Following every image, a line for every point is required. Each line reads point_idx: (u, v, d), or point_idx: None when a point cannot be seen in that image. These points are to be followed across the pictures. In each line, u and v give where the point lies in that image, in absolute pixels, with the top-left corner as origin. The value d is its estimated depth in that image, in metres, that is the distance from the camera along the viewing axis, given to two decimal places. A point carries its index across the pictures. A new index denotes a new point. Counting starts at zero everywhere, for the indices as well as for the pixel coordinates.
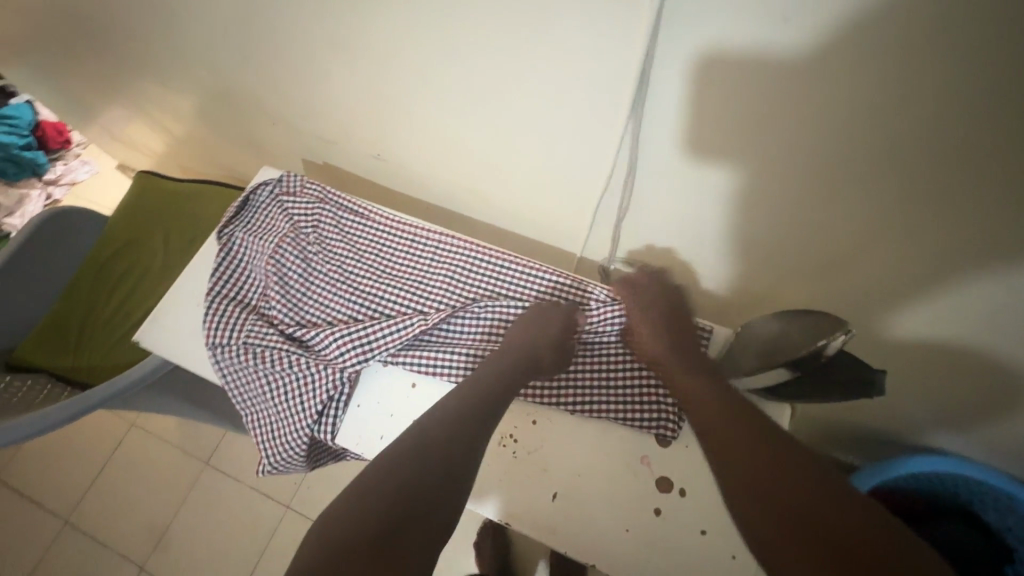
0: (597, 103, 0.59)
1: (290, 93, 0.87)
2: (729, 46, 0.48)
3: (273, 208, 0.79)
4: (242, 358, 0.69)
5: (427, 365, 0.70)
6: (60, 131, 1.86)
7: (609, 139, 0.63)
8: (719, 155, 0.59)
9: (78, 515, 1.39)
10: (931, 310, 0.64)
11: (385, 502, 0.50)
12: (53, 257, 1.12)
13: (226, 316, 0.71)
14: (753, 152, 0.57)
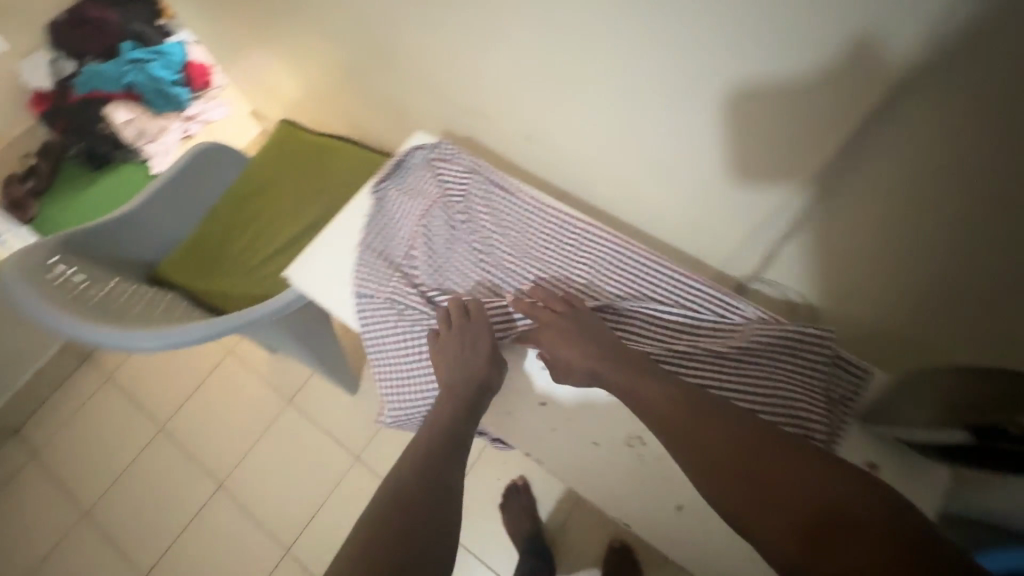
0: (796, 123, 0.58)
1: (452, 64, 0.89)
2: (996, 60, 0.44)
3: (425, 172, 0.81)
4: (383, 311, 0.74)
5: None
6: (204, 74, 2.00)
7: (796, 160, 0.62)
8: (932, 182, 0.55)
9: (172, 425, 1.51)
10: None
11: (404, 492, 0.60)
12: (200, 185, 1.20)
13: (374, 270, 0.75)
14: (975, 184, 0.53)
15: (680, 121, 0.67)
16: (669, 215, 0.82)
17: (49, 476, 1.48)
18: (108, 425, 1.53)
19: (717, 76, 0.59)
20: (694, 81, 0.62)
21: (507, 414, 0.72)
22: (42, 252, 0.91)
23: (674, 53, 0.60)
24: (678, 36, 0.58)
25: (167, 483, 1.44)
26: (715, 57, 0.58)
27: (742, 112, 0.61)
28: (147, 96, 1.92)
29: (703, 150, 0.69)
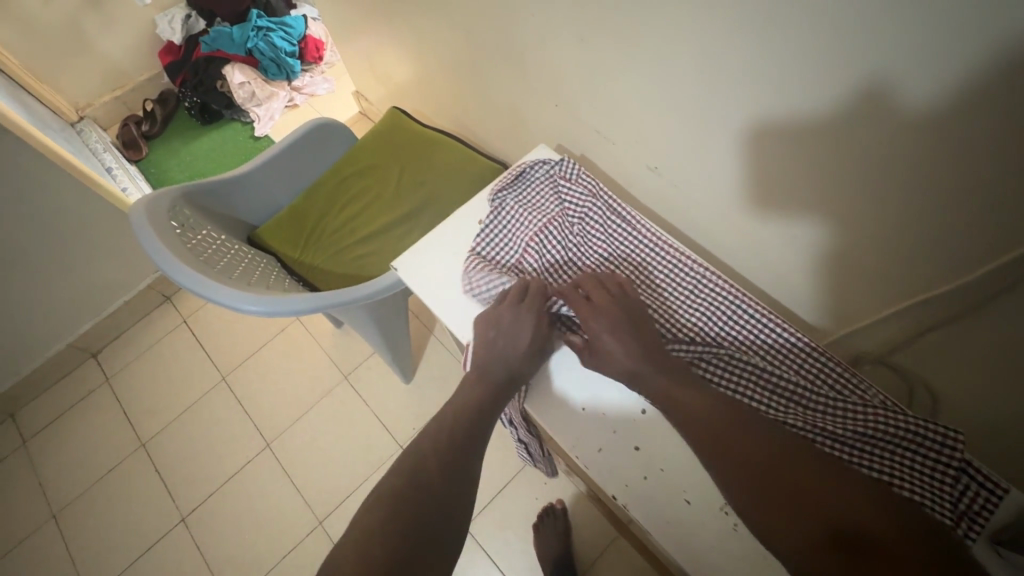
0: (981, 222, 0.53)
1: (578, 89, 0.89)
2: None
3: (545, 187, 0.81)
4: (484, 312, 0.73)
5: None
6: (318, 48, 2.10)
7: (966, 258, 0.56)
8: None
9: (232, 377, 1.57)
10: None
11: (436, 484, 0.62)
12: (308, 160, 1.25)
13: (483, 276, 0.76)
14: None
15: (835, 191, 0.63)
16: (791, 275, 0.78)
17: (117, 401, 1.57)
18: (176, 365, 1.61)
19: (897, 156, 0.55)
20: (867, 156, 0.57)
21: (596, 450, 0.65)
22: (167, 199, 0.95)
23: (853, 123, 0.56)
24: (858, 108, 0.55)
25: (220, 431, 1.50)
26: (900, 138, 0.53)
27: (915, 197, 0.56)
28: (263, 63, 2.01)
29: (853, 224, 0.64)
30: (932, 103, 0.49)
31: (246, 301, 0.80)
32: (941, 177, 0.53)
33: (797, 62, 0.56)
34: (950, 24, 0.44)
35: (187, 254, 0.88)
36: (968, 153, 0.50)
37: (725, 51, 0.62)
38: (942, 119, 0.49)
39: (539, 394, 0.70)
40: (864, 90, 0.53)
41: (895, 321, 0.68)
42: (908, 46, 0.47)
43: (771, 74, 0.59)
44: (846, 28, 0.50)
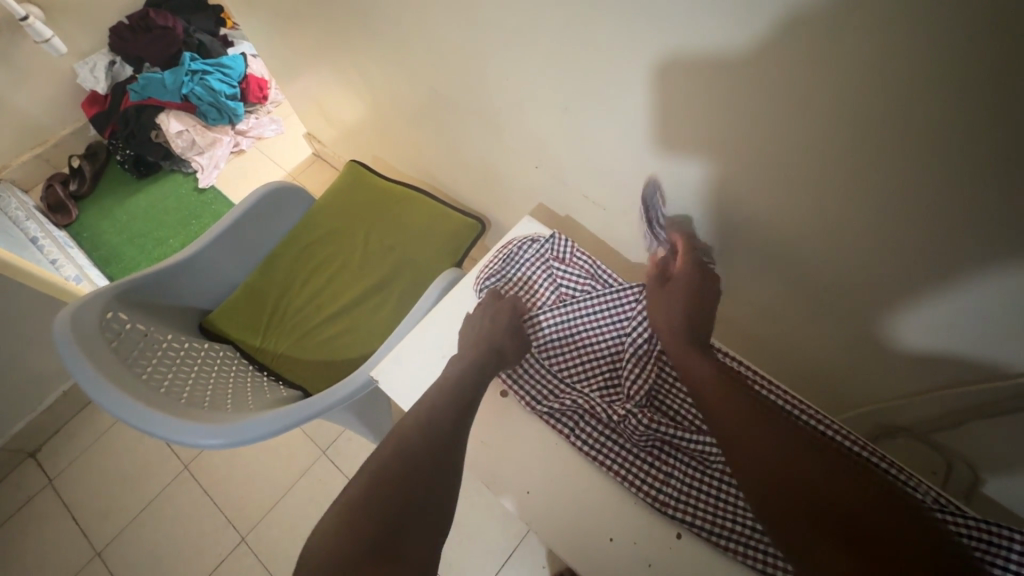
0: None
1: (558, 152, 0.82)
2: None
3: (538, 270, 0.73)
4: (533, 397, 0.66)
5: (697, 490, 0.58)
6: (262, 89, 1.96)
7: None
8: None
9: (196, 464, 1.43)
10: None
11: None
12: (263, 230, 1.13)
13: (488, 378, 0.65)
14: None
15: (875, 271, 0.58)
16: (815, 344, 0.74)
17: (64, 505, 1.39)
18: (132, 457, 1.45)
19: (958, 246, 0.50)
20: (917, 243, 0.52)
21: None
22: (98, 304, 0.81)
23: (904, 213, 0.51)
24: (882, 196, 0.51)
25: (188, 528, 1.35)
26: (936, 227, 0.50)
27: (961, 283, 0.53)
28: (202, 108, 1.84)
29: (894, 300, 0.60)
30: (1006, 202, 0.44)
31: (204, 436, 0.69)
32: (981, 262, 0.49)
33: (838, 149, 0.50)
34: (987, 127, 0.40)
35: (127, 376, 0.75)
36: (1009, 244, 0.46)
37: (749, 134, 0.55)
38: (1010, 217, 0.44)
39: (560, 521, 0.61)
40: (918, 183, 0.48)
41: (936, 403, 0.65)
42: (983, 145, 0.42)
43: (804, 159, 0.53)
44: (901, 122, 0.44)
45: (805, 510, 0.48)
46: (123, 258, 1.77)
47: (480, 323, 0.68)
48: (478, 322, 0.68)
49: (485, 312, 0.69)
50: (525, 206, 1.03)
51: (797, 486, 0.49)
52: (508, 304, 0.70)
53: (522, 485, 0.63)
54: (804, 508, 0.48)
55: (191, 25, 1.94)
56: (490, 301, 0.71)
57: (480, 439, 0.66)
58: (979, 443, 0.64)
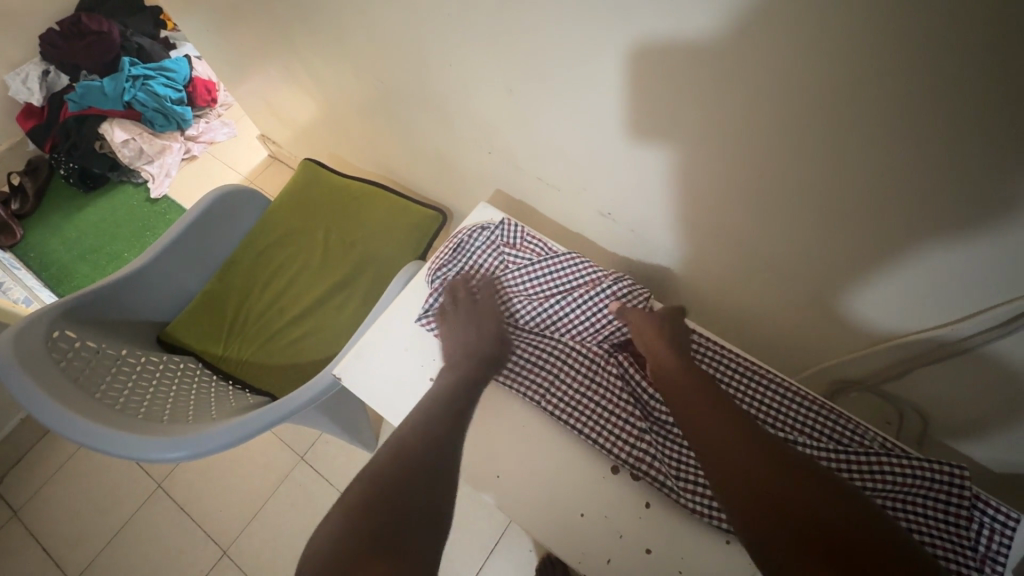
0: (974, 259, 0.51)
1: (510, 137, 0.82)
2: None
3: (490, 258, 0.73)
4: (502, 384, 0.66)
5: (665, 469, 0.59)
6: (209, 91, 1.89)
7: (981, 291, 0.53)
8: None
9: (170, 481, 1.38)
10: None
11: None
12: (217, 235, 1.10)
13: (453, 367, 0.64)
14: None
15: (818, 235, 0.60)
16: (770, 310, 0.76)
17: (33, 536, 1.34)
18: (100, 479, 1.40)
19: (898, 203, 0.51)
20: (860, 203, 0.53)
21: (603, 562, 0.57)
22: (43, 324, 0.77)
23: (848, 175, 0.51)
24: (819, 160, 0.52)
25: (167, 547, 1.31)
26: (871, 186, 0.51)
27: (897, 240, 0.54)
28: (147, 115, 1.77)
29: (837, 260, 0.61)
30: (942, 158, 0.45)
31: (165, 449, 0.67)
32: (914, 218, 0.51)
33: (782, 115, 0.50)
34: (908, 86, 0.41)
35: (81, 398, 0.72)
36: (938, 199, 0.48)
37: (697, 105, 0.55)
38: (935, 173, 0.46)
39: (532, 504, 0.61)
40: (851, 144, 0.48)
41: (886, 355, 0.67)
42: (921, 102, 0.42)
43: (752, 126, 0.53)
44: (842, 84, 0.45)
45: (760, 504, 0.47)
46: (75, 277, 1.70)
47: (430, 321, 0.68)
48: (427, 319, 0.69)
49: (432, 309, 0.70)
50: (483, 193, 1.02)
51: (755, 480, 0.49)
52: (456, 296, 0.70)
53: (492, 471, 0.63)
54: (760, 500, 0.47)
55: (128, 29, 1.86)
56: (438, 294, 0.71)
57: None
58: (927, 391, 0.67)
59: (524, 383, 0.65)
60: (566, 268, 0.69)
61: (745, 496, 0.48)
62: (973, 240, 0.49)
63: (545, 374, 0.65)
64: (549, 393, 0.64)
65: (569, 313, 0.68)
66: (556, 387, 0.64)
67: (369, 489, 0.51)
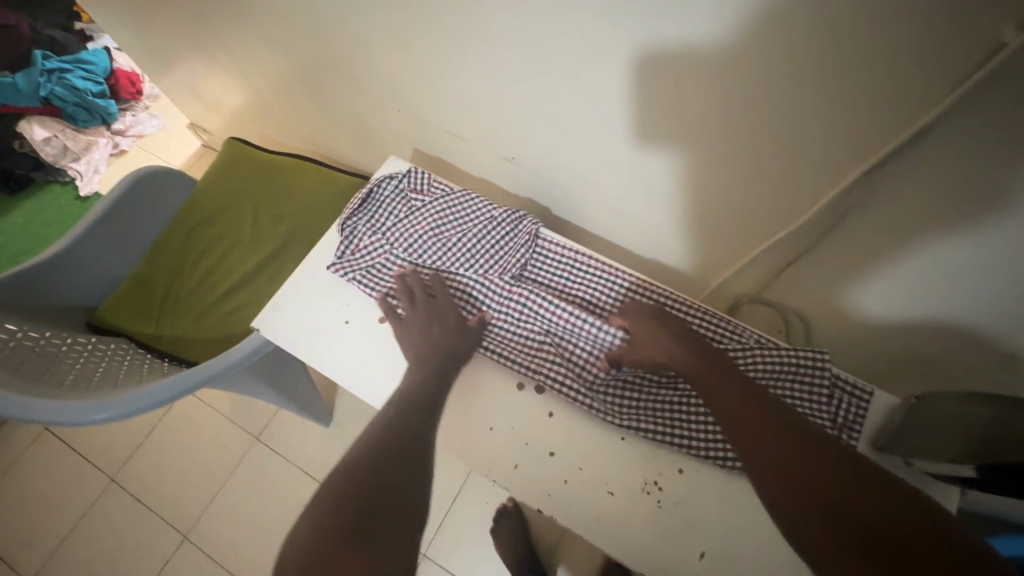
0: (807, 156, 0.56)
1: (415, 90, 0.84)
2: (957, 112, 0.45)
3: (400, 204, 0.76)
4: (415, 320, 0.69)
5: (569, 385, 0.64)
6: (132, 82, 1.84)
7: (818, 189, 0.58)
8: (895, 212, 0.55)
9: (123, 476, 1.37)
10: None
11: None
12: (140, 217, 1.08)
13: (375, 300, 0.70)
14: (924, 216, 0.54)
15: (685, 152, 0.65)
16: (665, 239, 0.81)
17: None
18: (47, 479, 1.37)
19: (731, 107, 0.56)
20: (711, 113, 0.58)
21: (512, 468, 0.62)
22: None
23: (694, 84, 0.56)
24: (669, 71, 0.56)
25: (125, 539, 1.31)
26: (715, 92, 0.55)
27: (746, 146, 0.59)
28: (68, 110, 1.71)
29: (707, 176, 0.66)
30: (758, 53, 0.50)
31: (90, 411, 0.69)
32: (756, 121, 0.56)
33: (627, 30, 0.55)
34: None
35: (1, 376, 0.72)
36: (767, 96, 0.53)
37: (557, 27, 0.59)
38: (760, 68, 0.51)
39: (445, 426, 0.65)
40: (691, 50, 0.53)
41: (763, 266, 0.73)
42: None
43: (609, 44, 0.58)
44: None
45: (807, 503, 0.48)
46: None
47: (426, 329, 0.65)
48: (420, 329, 0.65)
49: (424, 317, 0.66)
50: (403, 155, 1.04)
51: (804, 484, 0.48)
52: (438, 296, 0.69)
53: None
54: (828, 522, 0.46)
55: (38, 21, 1.78)
56: (418, 295, 0.68)
57: (366, 365, 0.68)
58: (797, 296, 0.74)
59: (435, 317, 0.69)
60: (471, 209, 0.74)
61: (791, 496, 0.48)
62: (803, 137, 0.54)
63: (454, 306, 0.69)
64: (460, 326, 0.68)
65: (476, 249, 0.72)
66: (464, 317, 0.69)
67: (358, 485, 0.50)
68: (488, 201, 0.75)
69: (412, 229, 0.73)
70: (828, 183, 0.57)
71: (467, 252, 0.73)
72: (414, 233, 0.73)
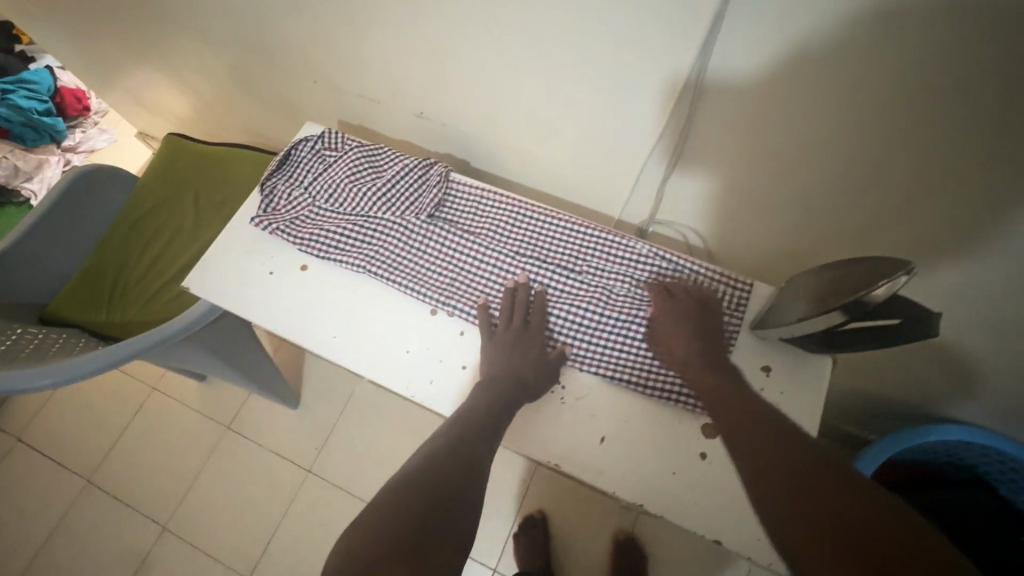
0: (655, 64, 0.62)
1: (326, 58, 0.90)
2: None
3: (316, 162, 0.79)
4: (336, 263, 0.74)
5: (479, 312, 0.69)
6: (78, 99, 1.87)
7: (670, 94, 0.65)
8: (736, 100, 0.62)
9: (98, 477, 1.40)
10: (987, 275, 0.66)
11: None
12: (84, 214, 1.12)
13: (305, 243, 0.74)
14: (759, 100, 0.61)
15: (559, 78, 0.71)
16: (569, 174, 0.87)
17: None
18: (22, 487, 1.39)
19: (578, 21, 0.62)
20: (567, 34, 0.64)
21: (428, 384, 0.67)
22: None
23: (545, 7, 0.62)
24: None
25: (105, 538, 1.33)
26: (564, 12, 0.61)
27: (605, 64, 0.65)
28: (15, 130, 1.73)
29: (584, 100, 0.72)
30: None
31: (35, 377, 0.74)
32: (605, 40, 0.62)
33: None
34: None
35: None
36: (607, 11, 0.59)
37: None
38: None
39: (363, 353, 0.69)
40: None
41: (652, 182, 0.79)
42: None
43: None
44: None
45: (809, 464, 0.48)
46: None
47: (511, 351, 0.65)
48: (502, 351, 0.65)
49: (513, 339, 0.66)
50: (332, 128, 1.09)
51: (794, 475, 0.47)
52: (535, 321, 0.68)
53: (331, 335, 0.70)
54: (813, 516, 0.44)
55: None
56: (515, 317, 0.68)
57: (291, 308, 0.72)
58: (688, 208, 0.81)
59: (353, 260, 0.73)
60: (382, 160, 0.78)
61: (791, 478, 0.47)
62: (646, 46, 0.61)
63: (369, 247, 0.74)
64: (377, 266, 0.72)
65: (388, 194, 0.76)
66: (380, 258, 0.73)
67: (411, 494, 0.48)
68: (396, 150, 0.79)
69: (329, 183, 0.77)
70: (674, 88, 0.64)
71: (381, 197, 0.76)
72: (334, 188, 0.77)
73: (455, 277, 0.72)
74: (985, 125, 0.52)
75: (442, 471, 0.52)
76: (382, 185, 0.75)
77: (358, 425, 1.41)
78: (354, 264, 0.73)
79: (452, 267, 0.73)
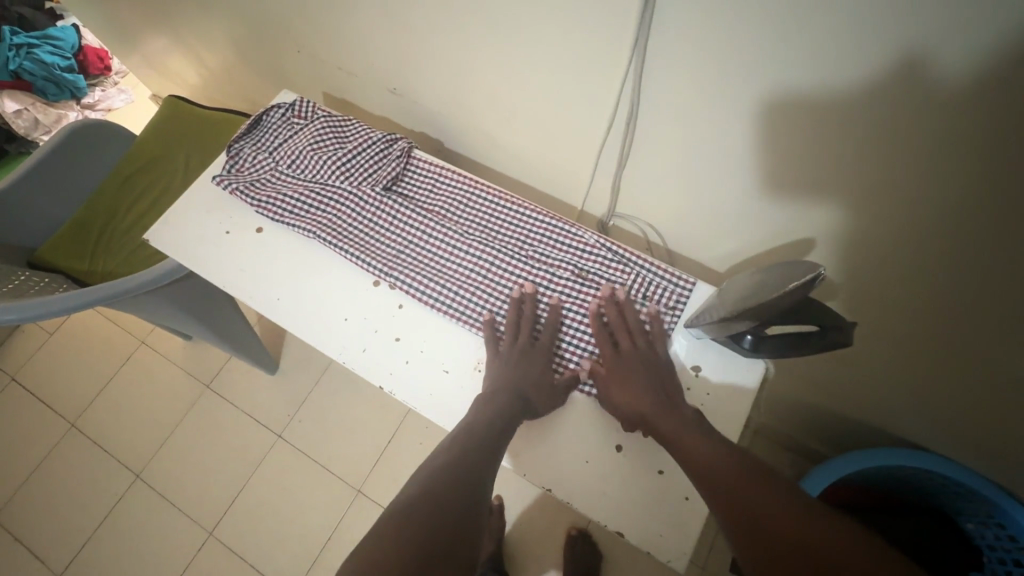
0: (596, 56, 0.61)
1: (307, 28, 0.91)
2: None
3: (284, 129, 0.81)
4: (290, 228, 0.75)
5: (419, 288, 0.70)
6: (100, 58, 1.93)
7: (615, 89, 0.64)
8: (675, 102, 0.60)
9: (82, 421, 1.45)
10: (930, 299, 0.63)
11: None
12: (80, 166, 1.16)
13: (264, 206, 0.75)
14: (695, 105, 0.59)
15: (513, 64, 0.70)
16: (533, 162, 0.86)
17: None
18: (12, 423, 1.46)
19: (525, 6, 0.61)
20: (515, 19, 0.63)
21: (360, 352, 0.68)
22: None
23: None
24: None
25: (83, 479, 1.39)
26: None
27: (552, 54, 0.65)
28: (37, 84, 1.78)
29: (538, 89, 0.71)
30: None
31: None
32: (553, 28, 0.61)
33: None
34: None
35: None
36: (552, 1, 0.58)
37: None
38: None
39: (303, 315, 0.71)
40: None
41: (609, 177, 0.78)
42: None
43: None
44: None
45: (745, 478, 0.47)
46: None
47: (517, 367, 0.63)
48: (506, 365, 0.63)
49: (517, 353, 0.64)
50: (318, 100, 1.11)
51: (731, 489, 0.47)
52: (542, 338, 0.66)
53: (276, 296, 0.72)
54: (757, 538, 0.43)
55: None
56: (522, 335, 0.65)
57: (243, 267, 0.74)
58: (646, 204, 0.80)
59: (307, 226, 0.74)
60: (346, 130, 0.79)
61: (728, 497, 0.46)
62: (590, 39, 0.60)
63: (323, 215, 0.75)
64: (328, 235, 0.73)
65: (347, 165, 0.76)
66: (334, 227, 0.74)
67: (416, 519, 0.45)
68: (363, 123, 0.80)
69: (292, 149, 0.78)
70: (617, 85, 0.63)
71: (340, 166, 0.76)
72: (296, 154, 0.78)
73: (404, 252, 0.73)
74: (913, 143, 0.50)
75: (440, 488, 0.48)
76: (342, 155, 0.76)
77: (330, 397, 1.44)
78: (307, 230, 0.74)
79: (401, 240, 0.73)
